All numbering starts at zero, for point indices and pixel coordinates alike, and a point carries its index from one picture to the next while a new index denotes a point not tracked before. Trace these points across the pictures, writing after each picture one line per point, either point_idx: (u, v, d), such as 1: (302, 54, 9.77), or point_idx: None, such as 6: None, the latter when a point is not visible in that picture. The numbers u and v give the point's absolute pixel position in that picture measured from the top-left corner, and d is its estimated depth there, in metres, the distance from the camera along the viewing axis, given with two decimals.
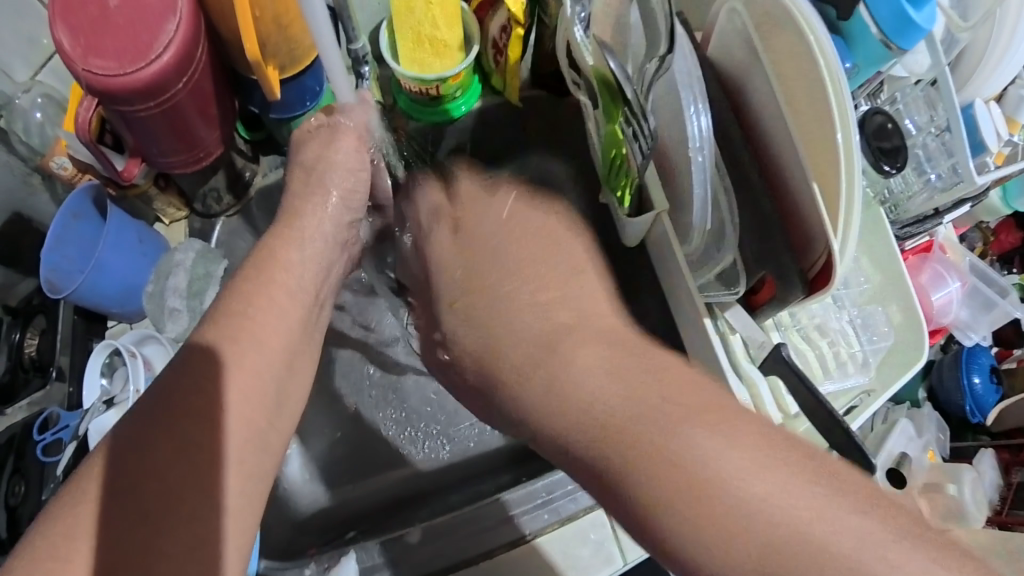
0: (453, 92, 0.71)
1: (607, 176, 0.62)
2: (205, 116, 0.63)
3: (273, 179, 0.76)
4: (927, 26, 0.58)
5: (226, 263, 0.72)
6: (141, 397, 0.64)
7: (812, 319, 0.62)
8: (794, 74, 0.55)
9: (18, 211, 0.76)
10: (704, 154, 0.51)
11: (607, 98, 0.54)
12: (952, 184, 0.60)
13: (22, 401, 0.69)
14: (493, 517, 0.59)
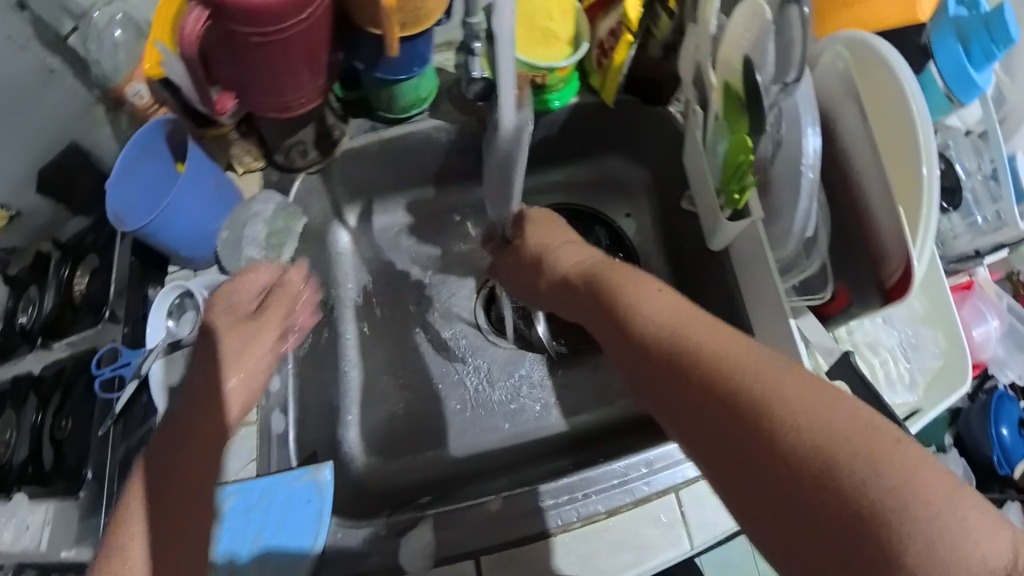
0: (555, 84, 0.72)
1: (724, 181, 0.63)
2: (311, 60, 0.60)
3: (360, 143, 0.73)
4: (986, 86, 0.64)
5: (305, 221, 0.71)
6: (213, 342, 0.60)
7: (865, 337, 0.66)
8: (882, 116, 0.60)
9: (75, 140, 0.72)
10: (815, 168, 0.54)
11: (734, 111, 0.60)
12: (993, 229, 0.66)
13: (69, 337, 0.66)
14: (521, 506, 0.59)
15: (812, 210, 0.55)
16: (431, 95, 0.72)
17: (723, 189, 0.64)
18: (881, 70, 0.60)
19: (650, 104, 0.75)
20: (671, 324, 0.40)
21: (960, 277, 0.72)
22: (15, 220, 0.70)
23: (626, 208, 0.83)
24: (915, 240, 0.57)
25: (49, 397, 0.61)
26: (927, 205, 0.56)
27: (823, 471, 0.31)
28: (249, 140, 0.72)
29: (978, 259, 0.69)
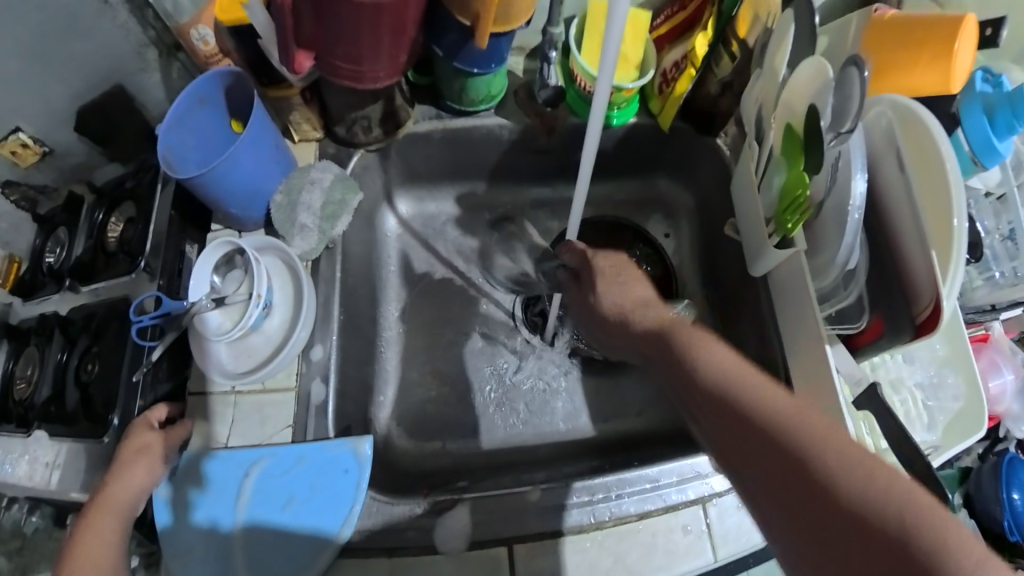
0: (618, 103, 0.75)
1: (776, 214, 0.66)
2: (398, 36, 0.60)
3: (423, 128, 0.73)
4: (1006, 154, 0.73)
5: (360, 197, 0.70)
6: (259, 304, 0.58)
7: (888, 373, 0.71)
8: (923, 171, 0.63)
9: (122, 83, 0.69)
10: (861, 210, 0.57)
11: (794, 147, 0.63)
12: (1010, 283, 0.74)
13: (98, 284, 0.66)
14: (553, 500, 0.58)
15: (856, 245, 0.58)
16: (500, 93, 0.73)
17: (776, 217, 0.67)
18: (920, 130, 0.64)
19: (704, 134, 0.79)
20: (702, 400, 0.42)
21: (977, 330, 0.80)
22: (47, 157, 0.69)
23: (665, 228, 0.88)
24: (945, 283, 0.59)
25: (76, 340, 0.64)
26: (959, 248, 0.58)
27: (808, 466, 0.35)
28: (311, 108, 0.71)
29: (994, 314, 0.77)
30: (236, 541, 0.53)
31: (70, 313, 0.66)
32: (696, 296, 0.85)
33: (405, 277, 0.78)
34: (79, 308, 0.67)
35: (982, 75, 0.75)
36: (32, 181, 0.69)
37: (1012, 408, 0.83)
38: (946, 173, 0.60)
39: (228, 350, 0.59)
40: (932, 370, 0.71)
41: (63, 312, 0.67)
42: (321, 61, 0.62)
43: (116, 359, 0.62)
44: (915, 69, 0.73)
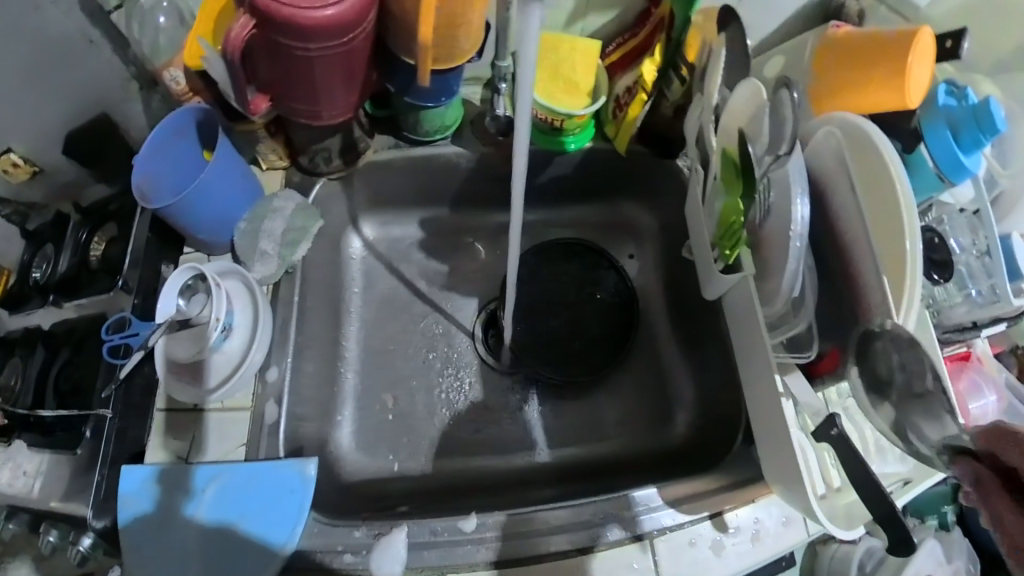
0: (571, 129, 0.76)
1: (718, 237, 0.68)
2: (349, 79, 0.65)
3: (384, 157, 0.77)
4: (976, 170, 0.68)
5: (321, 224, 0.74)
6: (218, 326, 0.61)
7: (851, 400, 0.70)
8: (876, 197, 0.63)
9: (106, 111, 0.76)
10: (802, 240, 0.57)
11: (733, 176, 0.64)
12: (989, 303, 0.69)
13: (83, 299, 0.70)
14: (495, 529, 0.59)
15: (799, 271, 0.57)
16: (455, 123, 0.77)
17: (718, 244, 0.69)
18: (874, 156, 0.63)
19: (662, 157, 0.80)
20: None
21: (958, 347, 0.76)
22: (38, 175, 0.71)
23: (631, 249, 0.87)
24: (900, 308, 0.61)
25: (59, 350, 0.68)
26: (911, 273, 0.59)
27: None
28: (276, 139, 0.75)
29: (975, 331, 0.71)
30: (189, 553, 0.55)
31: (51, 329, 0.70)
32: (661, 319, 0.83)
33: (368, 299, 0.80)
34: (62, 322, 0.71)
35: (947, 88, 0.70)
36: (24, 198, 0.72)
37: None
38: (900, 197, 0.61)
39: (190, 373, 0.62)
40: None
41: (47, 326, 0.70)
42: (279, 103, 0.67)
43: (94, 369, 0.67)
44: (871, 90, 0.71)
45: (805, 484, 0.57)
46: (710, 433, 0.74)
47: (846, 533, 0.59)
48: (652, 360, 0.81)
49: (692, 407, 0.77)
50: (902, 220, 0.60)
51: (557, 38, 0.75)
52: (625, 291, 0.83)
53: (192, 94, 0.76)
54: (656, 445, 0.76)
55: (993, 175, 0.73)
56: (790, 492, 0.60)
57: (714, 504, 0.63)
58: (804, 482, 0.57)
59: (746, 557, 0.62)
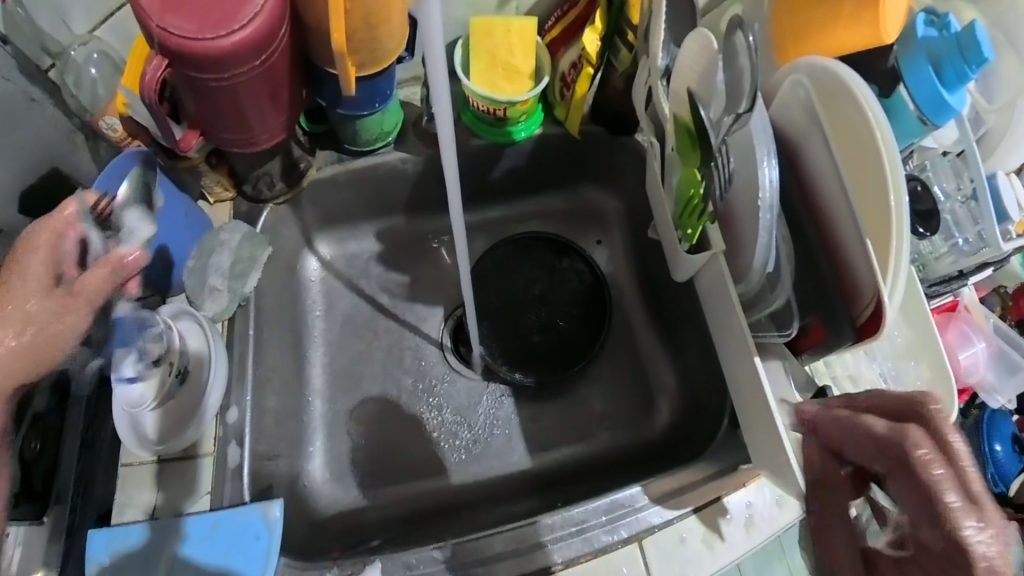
0: (517, 117, 0.72)
1: (678, 216, 0.64)
2: (276, 100, 0.62)
3: (328, 173, 0.75)
4: (961, 108, 0.61)
5: (270, 250, 0.72)
6: (173, 370, 0.59)
7: (845, 369, 0.67)
8: (855, 155, 0.56)
9: (56, 165, 0.72)
10: (769, 199, 0.51)
11: (686, 143, 0.59)
12: (978, 250, 0.63)
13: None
14: (476, 556, 0.57)
15: (773, 244, 0.53)
16: (396, 127, 0.75)
17: (679, 223, 0.64)
18: (845, 102, 0.56)
19: (618, 135, 0.75)
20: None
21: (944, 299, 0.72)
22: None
23: (598, 235, 0.83)
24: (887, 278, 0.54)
25: None
26: (897, 231, 0.53)
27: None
28: (219, 170, 0.72)
29: (962, 280, 0.67)
30: None
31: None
32: (636, 306, 0.79)
33: (331, 321, 0.78)
34: None
35: (926, 18, 0.63)
36: None
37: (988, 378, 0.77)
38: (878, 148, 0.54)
39: (151, 419, 0.59)
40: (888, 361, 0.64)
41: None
42: (211, 137, 0.64)
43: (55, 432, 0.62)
44: (844, 23, 0.63)
45: (794, 465, 0.53)
46: (697, 422, 0.71)
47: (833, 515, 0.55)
48: (629, 348, 0.78)
49: (674, 395, 0.74)
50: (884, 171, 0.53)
51: (489, 22, 0.70)
52: (595, 283, 0.79)
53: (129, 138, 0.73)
54: (639, 439, 0.74)
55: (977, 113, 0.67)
56: (779, 477, 0.56)
57: (702, 494, 0.60)
58: (792, 464, 0.53)
59: (740, 547, 0.58)
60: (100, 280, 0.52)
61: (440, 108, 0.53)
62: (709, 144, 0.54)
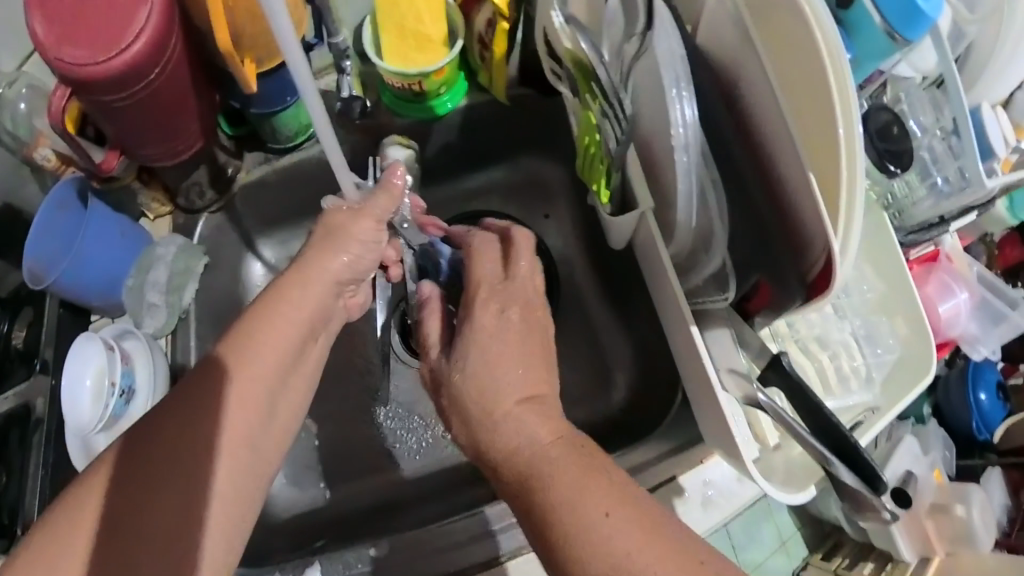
0: (437, 89, 0.67)
1: (584, 166, 0.62)
2: (184, 109, 0.61)
3: (257, 176, 0.73)
4: (936, 16, 0.52)
5: (209, 260, 0.71)
6: (116, 390, 0.62)
7: (811, 330, 0.63)
8: (802, 86, 0.50)
9: (10, 203, 0.67)
10: (688, 139, 0.46)
11: (586, 87, 0.54)
12: (959, 188, 0.60)
13: (7, 392, 0.64)
14: (431, 543, 0.59)
15: (693, 190, 0.48)
16: (315, 121, 0.71)
17: (591, 178, 0.62)
18: (787, 16, 0.49)
19: (551, 95, 0.71)
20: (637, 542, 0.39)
21: (925, 249, 0.71)
22: None
23: (545, 208, 0.79)
24: (839, 228, 0.49)
25: None
26: (851, 158, 0.47)
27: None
28: (155, 187, 0.71)
29: (943, 227, 0.63)
30: None
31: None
32: (587, 279, 0.76)
33: None
34: None
35: None
36: None
37: (968, 330, 0.76)
38: (823, 74, 0.47)
39: (103, 440, 0.63)
40: (856, 320, 0.62)
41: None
42: (130, 155, 0.64)
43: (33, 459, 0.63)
44: None
45: (738, 441, 0.53)
46: (654, 395, 0.69)
47: (794, 496, 0.54)
48: (582, 323, 0.75)
49: (629, 365, 0.72)
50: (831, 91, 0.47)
51: None
52: (542, 260, 0.76)
53: (66, 167, 0.67)
54: (596, 414, 0.72)
55: (959, 26, 0.61)
56: (731, 456, 0.56)
57: (658, 472, 0.60)
58: (737, 440, 0.53)
59: (699, 522, 0.59)
60: (367, 232, 0.54)
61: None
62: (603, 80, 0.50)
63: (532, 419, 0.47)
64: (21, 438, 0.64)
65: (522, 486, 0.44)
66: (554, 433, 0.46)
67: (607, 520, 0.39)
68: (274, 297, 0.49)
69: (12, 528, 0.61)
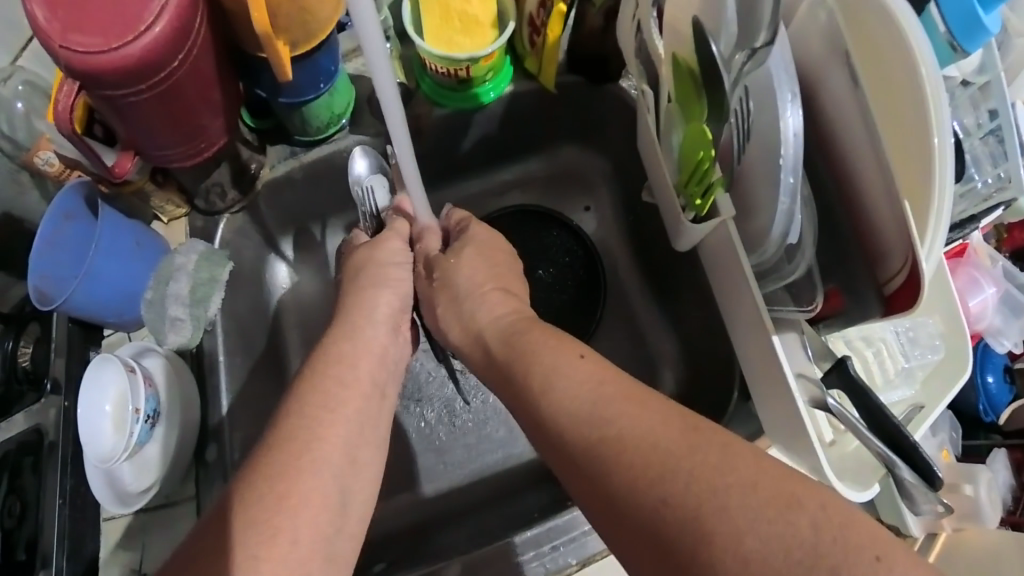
0: (483, 75, 0.61)
1: (683, 183, 0.54)
2: (206, 102, 0.54)
3: (282, 172, 0.67)
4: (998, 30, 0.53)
5: (232, 266, 0.65)
6: (141, 417, 0.55)
7: (858, 331, 0.60)
8: (885, 90, 0.50)
9: (9, 212, 0.63)
10: (788, 148, 0.42)
11: (688, 91, 0.50)
12: (994, 192, 0.59)
13: (16, 415, 0.56)
14: (496, 564, 0.53)
15: (795, 212, 0.44)
16: (348, 109, 0.66)
17: (684, 190, 0.55)
18: (880, 21, 0.48)
19: (600, 83, 0.65)
20: (619, 422, 0.38)
21: (954, 244, 0.69)
22: None
23: (586, 200, 0.75)
24: (922, 240, 0.48)
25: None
26: (943, 168, 0.46)
27: (669, 539, 0.33)
28: (168, 188, 0.64)
29: (971, 225, 0.62)
30: None
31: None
32: (630, 274, 0.73)
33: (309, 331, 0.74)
34: None
35: None
36: None
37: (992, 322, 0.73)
38: (919, 80, 0.46)
39: (128, 471, 0.56)
40: (904, 321, 0.59)
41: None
42: (145, 155, 0.58)
43: (49, 487, 0.56)
44: None
45: (808, 434, 0.50)
46: (699, 395, 0.67)
47: (858, 494, 0.51)
48: (626, 319, 0.73)
49: (676, 363, 0.70)
50: (927, 97, 0.46)
51: None
52: (581, 250, 0.72)
53: (71, 172, 0.62)
54: None
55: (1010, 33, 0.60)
56: (793, 451, 0.54)
57: None
58: (807, 433, 0.50)
59: None
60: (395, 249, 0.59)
61: (385, 85, 0.43)
62: (721, 88, 0.46)
63: (538, 339, 0.47)
64: (35, 464, 0.57)
65: (530, 421, 0.44)
66: (566, 351, 0.45)
67: (582, 362, 0.43)
68: (339, 331, 0.53)
69: (30, 564, 0.53)
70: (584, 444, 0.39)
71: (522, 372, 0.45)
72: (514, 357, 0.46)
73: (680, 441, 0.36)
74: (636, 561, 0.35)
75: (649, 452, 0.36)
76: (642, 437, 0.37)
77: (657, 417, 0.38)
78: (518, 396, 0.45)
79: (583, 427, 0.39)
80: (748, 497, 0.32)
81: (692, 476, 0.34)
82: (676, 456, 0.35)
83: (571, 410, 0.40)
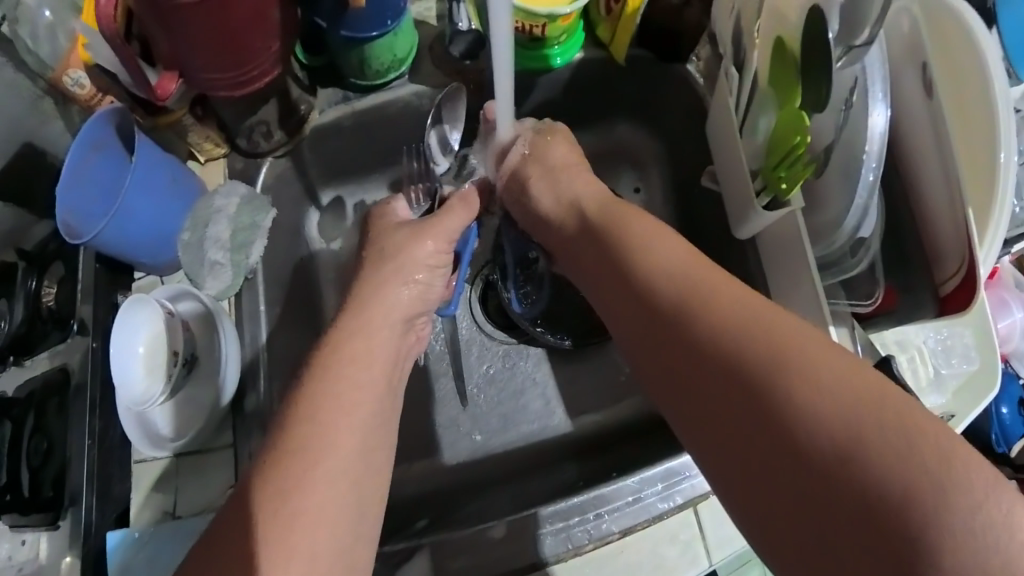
0: (556, 36, 0.60)
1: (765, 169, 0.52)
2: (262, 21, 0.50)
3: (330, 117, 0.64)
4: None
5: (275, 214, 0.63)
6: (178, 360, 0.54)
7: (897, 336, 0.60)
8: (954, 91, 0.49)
9: (30, 141, 0.59)
10: (870, 143, 0.44)
11: (783, 72, 0.49)
12: None
13: (42, 354, 0.57)
14: (539, 531, 0.53)
15: (871, 206, 0.46)
16: (409, 55, 0.63)
17: (770, 174, 0.52)
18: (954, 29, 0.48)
19: (669, 62, 0.64)
20: (718, 302, 0.39)
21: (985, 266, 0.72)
22: None
23: (635, 180, 0.74)
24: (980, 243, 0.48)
25: (21, 419, 0.54)
26: (1003, 186, 0.47)
27: (748, 403, 0.35)
28: (207, 125, 0.61)
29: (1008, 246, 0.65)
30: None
31: (15, 395, 0.56)
32: None
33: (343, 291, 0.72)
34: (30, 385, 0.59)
35: None
36: None
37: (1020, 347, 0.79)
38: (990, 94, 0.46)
39: (161, 415, 0.55)
40: (944, 329, 0.59)
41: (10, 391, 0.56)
42: (189, 79, 0.53)
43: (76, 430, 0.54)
44: None
45: None
46: None
47: None
48: None
49: None
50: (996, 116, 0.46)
51: None
52: None
53: (104, 97, 0.58)
54: None
55: None
56: None
57: None
58: None
59: None
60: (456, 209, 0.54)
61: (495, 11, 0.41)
62: (814, 75, 0.46)
63: (637, 230, 0.46)
64: (60, 405, 0.55)
65: (614, 298, 0.46)
66: (665, 240, 0.45)
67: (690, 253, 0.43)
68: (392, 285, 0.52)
69: (57, 503, 0.53)
70: (674, 308, 0.41)
71: (615, 257, 0.46)
72: (607, 250, 0.47)
73: (783, 334, 0.36)
74: (704, 421, 0.38)
75: (746, 328, 0.37)
76: (743, 320, 0.38)
77: (766, 311, 0.38)
78: (606, 279, 0.47)
79: (679, 297, 0.41)
80: (842, 392, 0.33)
81: (785, 373, 0.35)
82: (777, 341, 0.36)
83: (669, 284, 0.42)
